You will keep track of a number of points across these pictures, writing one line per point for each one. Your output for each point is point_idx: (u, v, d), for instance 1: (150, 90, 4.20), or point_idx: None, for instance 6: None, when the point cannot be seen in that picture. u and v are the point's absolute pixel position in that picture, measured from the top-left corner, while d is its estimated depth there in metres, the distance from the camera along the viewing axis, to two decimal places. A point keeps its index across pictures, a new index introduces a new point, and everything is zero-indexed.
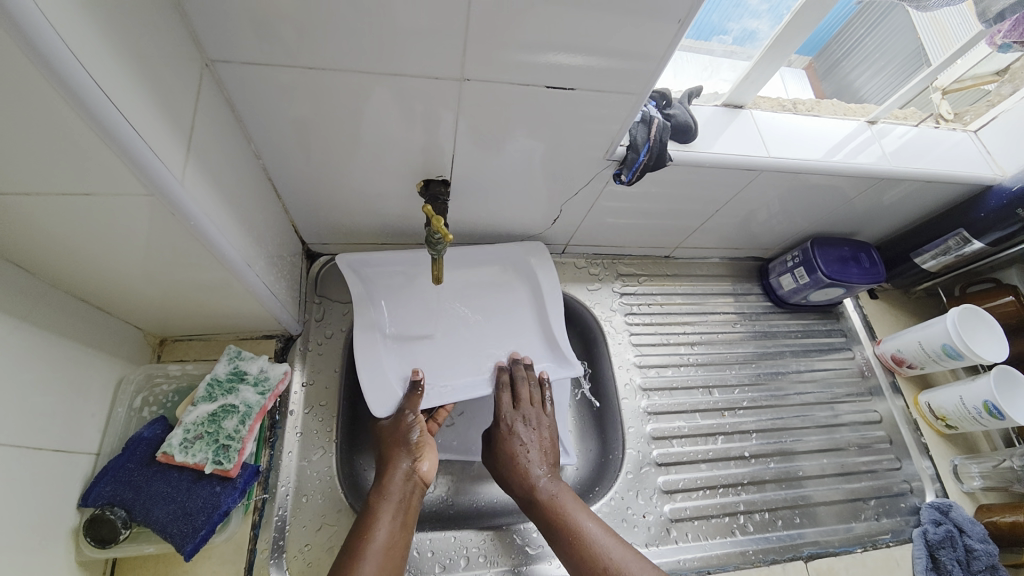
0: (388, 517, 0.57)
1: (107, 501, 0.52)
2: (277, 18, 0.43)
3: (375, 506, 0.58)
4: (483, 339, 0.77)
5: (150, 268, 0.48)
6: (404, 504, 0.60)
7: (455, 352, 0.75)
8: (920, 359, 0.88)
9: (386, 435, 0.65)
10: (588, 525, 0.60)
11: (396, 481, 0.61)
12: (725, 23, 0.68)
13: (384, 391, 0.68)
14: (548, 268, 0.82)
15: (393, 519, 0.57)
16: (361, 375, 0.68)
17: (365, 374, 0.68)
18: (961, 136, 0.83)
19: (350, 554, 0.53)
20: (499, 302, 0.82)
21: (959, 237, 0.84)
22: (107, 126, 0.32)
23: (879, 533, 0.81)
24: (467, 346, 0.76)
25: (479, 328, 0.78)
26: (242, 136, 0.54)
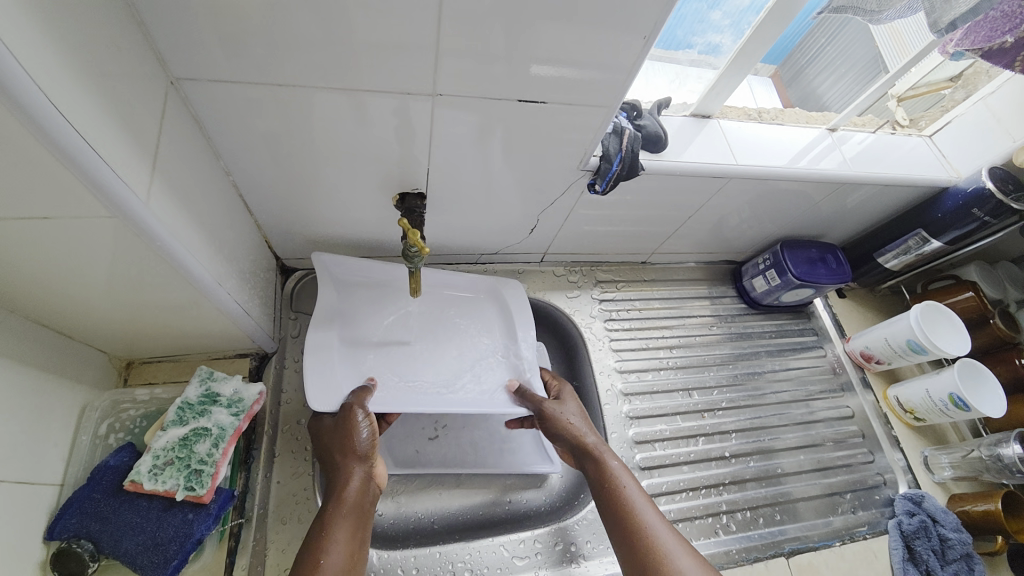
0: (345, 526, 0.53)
1: (73, 534, 0.50)
2: (244, 35, 0.42)
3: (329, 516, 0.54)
4: (443, 352, 0.75)
5: (116, 290, 0.47)
6: (361, 512, 0.56)
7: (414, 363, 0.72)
8: (888, 355, 0.91)
9: (331, 438, 0.59)
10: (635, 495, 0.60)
11: (351, 487, 0.57)
12: (689, 37, 0.70)
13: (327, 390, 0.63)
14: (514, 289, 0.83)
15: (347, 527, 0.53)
16: (307, 372, 0.64)
17: (312, 373, 0.64)
18: (917, 141, 0.87)
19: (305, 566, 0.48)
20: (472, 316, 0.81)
21: (918, 237, 0.87)
22: (63, 146, 0.31)
23: (856, 525, 0.84)
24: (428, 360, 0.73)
25: (442, 341, 0.76)
26: (211, 153, 0.53)
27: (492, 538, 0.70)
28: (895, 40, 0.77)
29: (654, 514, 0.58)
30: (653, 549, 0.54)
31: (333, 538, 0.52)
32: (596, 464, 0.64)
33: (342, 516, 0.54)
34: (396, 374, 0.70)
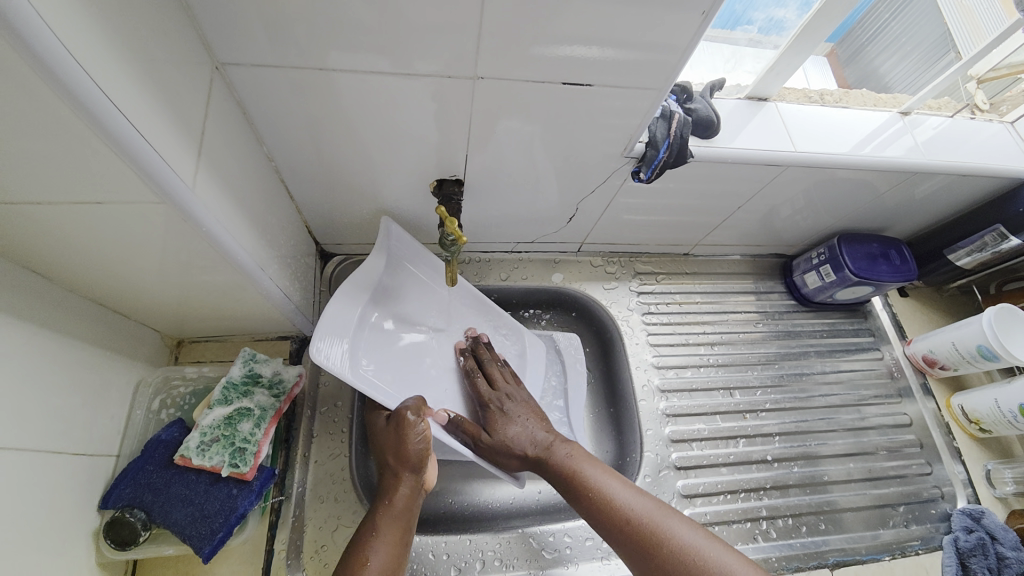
0: (391, 532, 0.54)
1: (127, 503, 0.53)
2: (287, 18, 0.42)
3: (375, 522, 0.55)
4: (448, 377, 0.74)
5: (167, 273, 0.48)
6: (409, 516, 0.57)
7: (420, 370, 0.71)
8: (953, 361, 0.85)
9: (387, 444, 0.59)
10: (603, 480, 0.60)
11: (401, 496, 0.58)
12: (750, 12, 0.64)
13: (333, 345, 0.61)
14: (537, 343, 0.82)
15: (394, 535, 0.54)
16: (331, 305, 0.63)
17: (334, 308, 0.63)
18: (998, 127, 0.78)
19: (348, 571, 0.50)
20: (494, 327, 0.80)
21: (996, 233, 0.79)
22: (114, 134, 0.32)
23: (908, 539, 0.79)
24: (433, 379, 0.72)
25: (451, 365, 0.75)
26: (254, 138, 0.53)
27: (522, 530, 0.70)
28: (968, 22, 0.72)
29: (634, 497, 0.57)
30: (630, 515, 0.56)
31: (379, 543, 0.53)
32: (561, 461, 0.63)
33: (388, 521, 0.55)
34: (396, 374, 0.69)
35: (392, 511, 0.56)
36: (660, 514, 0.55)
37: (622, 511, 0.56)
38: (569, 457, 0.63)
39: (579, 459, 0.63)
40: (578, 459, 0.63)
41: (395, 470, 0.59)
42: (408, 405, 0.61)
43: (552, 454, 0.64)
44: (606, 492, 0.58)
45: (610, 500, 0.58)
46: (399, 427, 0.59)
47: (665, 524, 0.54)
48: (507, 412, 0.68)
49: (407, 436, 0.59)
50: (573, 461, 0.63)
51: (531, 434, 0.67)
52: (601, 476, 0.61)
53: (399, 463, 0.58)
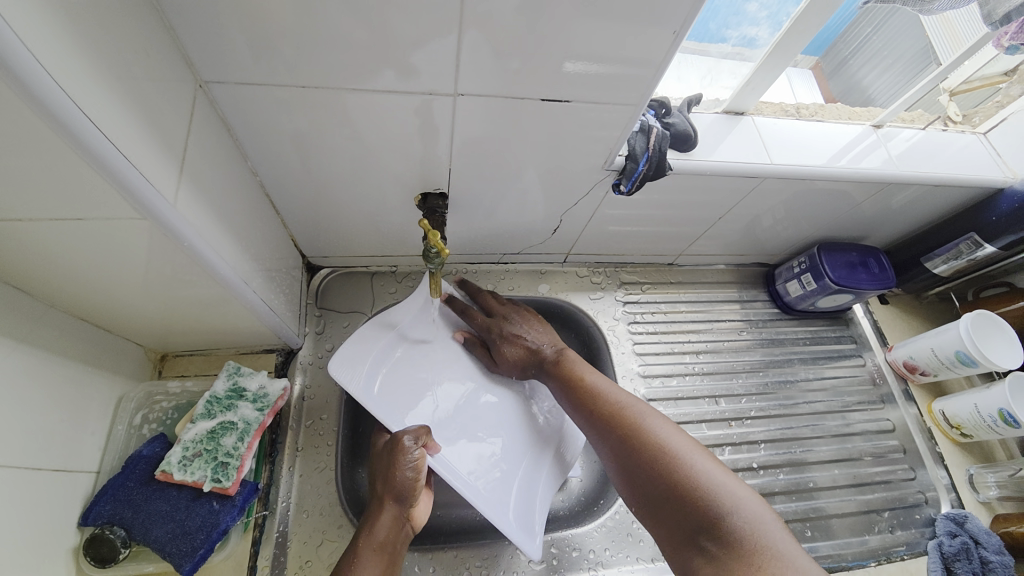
0: (373, 564, 0.54)
1: (107, 520, 0.53)
2: (270, 37, 0.43)
3: (356, 552, 0.55)
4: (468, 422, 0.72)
5: (150, 288, 0.48)
6: (394, 547, 0.57)
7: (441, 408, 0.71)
8: (933, 367, 0.86)
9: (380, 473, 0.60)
10: (591, 375, 0.66)
11: (384, 524, 0.57)
12: (723, 30, 0.67)
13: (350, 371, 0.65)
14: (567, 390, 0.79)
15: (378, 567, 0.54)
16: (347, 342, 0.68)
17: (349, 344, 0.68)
18: (970, 139, 0.81)
19: None
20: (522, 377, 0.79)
21: (970, 241, 0.81)
22: (94, 151, 0.32)
23: (894, 545, 0.80)
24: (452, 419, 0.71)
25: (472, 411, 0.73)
26: (239, 154, 0.54)
27: (509, 542, 0.70)
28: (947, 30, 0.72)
29: (625, 397, 0.63)
30: (610, 403, 0.62)
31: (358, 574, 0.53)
32: (551, 359, 0.70)
33: (372, 551, 0.55)
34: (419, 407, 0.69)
35: (372, 542, 0.56)
36: (642, 409, 0.61)
37: (610, 402, 0.62)
38: (564, 359, 0.69)
39: (573, 358, 0.70)
40: (571, 361, 0.69)
41: (381, 499, 0.59)
42: (409, 431, 0.62)
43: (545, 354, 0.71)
44: (598, 389, 0.64)
45: (602, 394, 0.63)
46: (394, 452, 0.60)
47: (648, 418, 0.59)
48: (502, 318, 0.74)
49: (398, 463, 0.59)
50: (564, 360, 0.69)
51: (532, 340, 0.72)
52: (594, 376, 0.66)
53: (389, 492, 0.59)
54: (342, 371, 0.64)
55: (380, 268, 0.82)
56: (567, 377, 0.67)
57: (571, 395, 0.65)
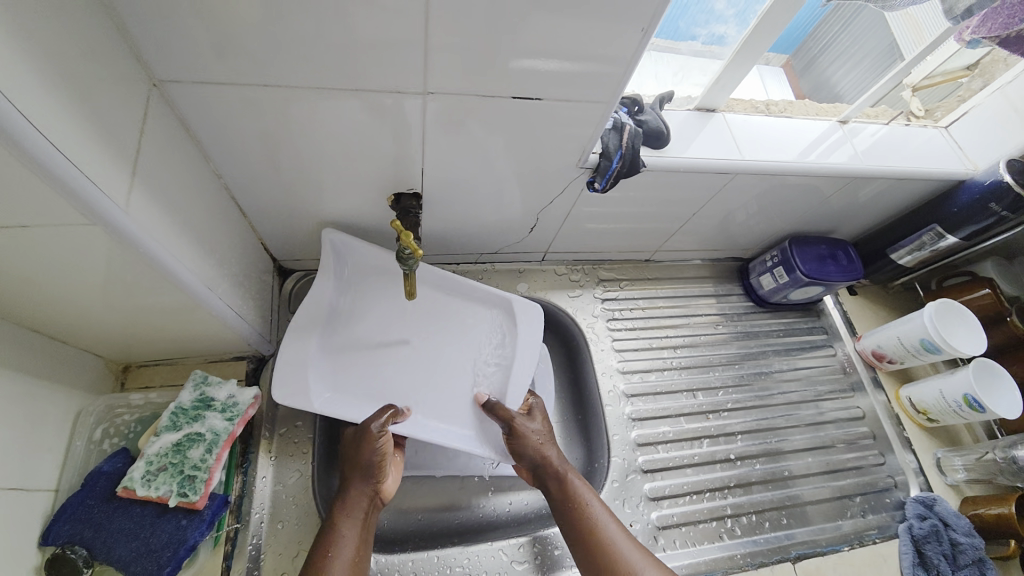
0: (353, 529, 0.56)
1: (67, 540, 0.50)
2: (228, 34, 0.41)
3: (333, 525, 0.56)
4: (422, 376, 0.71)
5: (106, 297, 0.46)
6: (368, 515, 0.58)
7: (392, 369, 0.71)
8: (899, 354, 0.89)
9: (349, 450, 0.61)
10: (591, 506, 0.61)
11: (359, 500, 0.58)
12: (693, 28, 0.68)
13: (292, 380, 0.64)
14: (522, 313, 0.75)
15: (356, 533, 0.56)
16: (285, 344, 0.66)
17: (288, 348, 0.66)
18: (932, 132, 0.84)
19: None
20: (469, 322, 0.77)
21: (933, 233, 0.84)
22: (34, 155, 0.30)
23: (866, 529, 0.82)
24: (404, 378, 0.71)
25: (426, 366, 0.72)
26: (199, 156, 0.52)
27: (491, 542, 0.69)
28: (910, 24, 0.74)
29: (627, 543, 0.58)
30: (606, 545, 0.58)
31: (340, 544, 0.54)
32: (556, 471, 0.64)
33: (348, 519, 0.57)
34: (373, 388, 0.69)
35: (346, 513, 0.57)
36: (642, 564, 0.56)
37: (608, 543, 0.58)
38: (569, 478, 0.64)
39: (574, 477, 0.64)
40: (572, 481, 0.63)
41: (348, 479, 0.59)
42: (374, 417, 0.62)
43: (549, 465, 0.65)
44: (600, 528, 0.59)
45: (603, 536, 0.58)
46: (363, 439, 0.60)
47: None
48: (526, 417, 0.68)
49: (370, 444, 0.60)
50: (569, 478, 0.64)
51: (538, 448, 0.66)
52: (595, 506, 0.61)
53: (357, 467, 0.60)
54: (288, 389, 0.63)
55: None
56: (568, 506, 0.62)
57: (572, 529, 0.60)
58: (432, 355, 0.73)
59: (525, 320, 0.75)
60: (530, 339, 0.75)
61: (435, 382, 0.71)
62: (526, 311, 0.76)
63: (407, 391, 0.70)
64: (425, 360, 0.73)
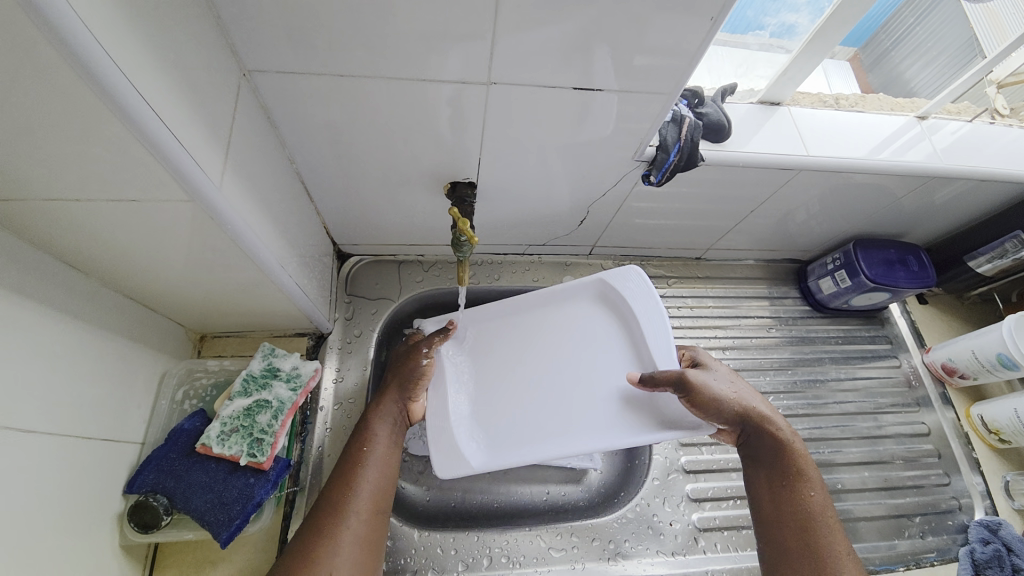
0: (386, 429, 0.62)
1: (150, 489, 0.56)
2: (310, 24, 0.43)
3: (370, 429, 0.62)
4: (561, 379, 0.70)
5: (193, 270, 0.51)
6: (399, 422, 0.64)
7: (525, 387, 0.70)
8: (973, 369, 0.83)
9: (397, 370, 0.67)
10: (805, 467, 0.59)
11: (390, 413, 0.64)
12: (761, 18, 0.65)
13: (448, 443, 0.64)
14: (627, 291, 0.71)
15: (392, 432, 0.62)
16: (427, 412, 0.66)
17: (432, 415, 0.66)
18: (1019, 132, 0.77)
19: (346, 477, 0.57)
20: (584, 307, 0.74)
21: (1016, 240, 0.78)
22: (152, 138, 0.34)
23: (924, 551, 0.77)
24: (538, 388, 0.70)
25: (561, 370, 0.71)
26: (277, 143, 0.56)
27: (530, 528, 0.70)
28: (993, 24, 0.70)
29: (841, 538, 0.55)
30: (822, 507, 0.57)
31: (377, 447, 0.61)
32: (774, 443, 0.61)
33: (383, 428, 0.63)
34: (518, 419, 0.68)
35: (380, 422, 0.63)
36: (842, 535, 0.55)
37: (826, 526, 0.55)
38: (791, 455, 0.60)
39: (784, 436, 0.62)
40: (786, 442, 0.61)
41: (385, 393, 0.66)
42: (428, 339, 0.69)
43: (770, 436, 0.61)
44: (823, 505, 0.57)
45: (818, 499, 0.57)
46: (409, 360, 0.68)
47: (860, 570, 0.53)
48: (733, 382, 0.64)
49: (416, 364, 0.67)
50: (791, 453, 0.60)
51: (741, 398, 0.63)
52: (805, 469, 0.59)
53: (398, 379, 0.67)
54: (450, 468, 0.63)
55: (407, 257, 0.84)
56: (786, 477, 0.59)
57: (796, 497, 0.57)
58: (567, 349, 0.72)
59: (626, 288, 0.71)
60: (641, 304, 0.70)
61: (576, 381, 0.70)
62: (622, 279, 0.72)
63: (551, 404, 0.68)
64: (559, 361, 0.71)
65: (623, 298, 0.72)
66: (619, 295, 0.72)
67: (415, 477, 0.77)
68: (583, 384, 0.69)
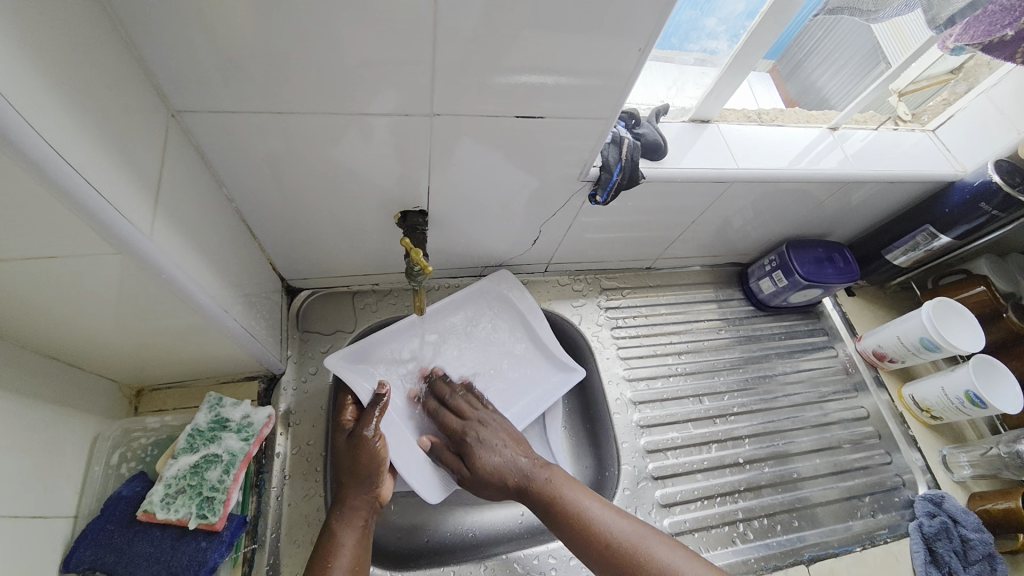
0: (353, 535, 0.58)
1: (88, 566, 0.50)
2: (243, 61, 0.42)
3: (336, 531, 0.58)
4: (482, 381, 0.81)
5: (126, 323, 0.47)
6: (368, 522, 0.60)
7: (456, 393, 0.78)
8: (900, 353, 0.90)
9: (349, 461, 0.62)
10: (576, 495, 0.63)
11: (355, 509, 0.60)
12: (685, 44, 0.71)
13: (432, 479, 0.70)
14: (511, 292, 0.84)
15: (364, 529, 0.59)
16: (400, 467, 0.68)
17: (404, 466, 0.69)
18: (919, 136, 0.86)
19: None
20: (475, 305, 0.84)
21: (926, 233, 0.86)
22: (71, 191, 0.32)
23: (877, 528, 0.83)
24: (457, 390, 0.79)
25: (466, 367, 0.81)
26: (214, 182, 0.53)
27: (505, 556, 0.69)
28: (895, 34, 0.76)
29: (626, 523, 0.61)
30: (595, 522, 0.60)
31: (342, 550, 0.57)
32: (543, 488, 0.65)
33: (346, 526, 0.59)
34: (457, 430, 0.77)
35: (344, 521, 0.59)
36: (641, 535, 0.60)
37: (618, 538, 0.59)
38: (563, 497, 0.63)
39: (553, 482, 0.65)
40: (558, 482, 0.65)
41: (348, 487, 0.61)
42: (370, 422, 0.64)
43: (535, 487, 0.65)
44: (594, 517, 0.61)
45: (585, 516, 0.61)
46: (360, 449, 0.62)
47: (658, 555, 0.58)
48: (496, 446, 0.69)
49: (372, 452, 0.62)
50: (556, 490, 0.64)
51: (505, 456, 0.68)
52: (569, 492, 0.64)
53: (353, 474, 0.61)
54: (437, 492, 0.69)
55: (361, 287, 0.82)
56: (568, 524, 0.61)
57: (567, 530, 0.61)
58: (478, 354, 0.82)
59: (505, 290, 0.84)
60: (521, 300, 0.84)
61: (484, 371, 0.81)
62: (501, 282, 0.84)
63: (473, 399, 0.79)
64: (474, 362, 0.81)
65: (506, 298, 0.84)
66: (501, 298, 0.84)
67: (384, 516, 0.74)
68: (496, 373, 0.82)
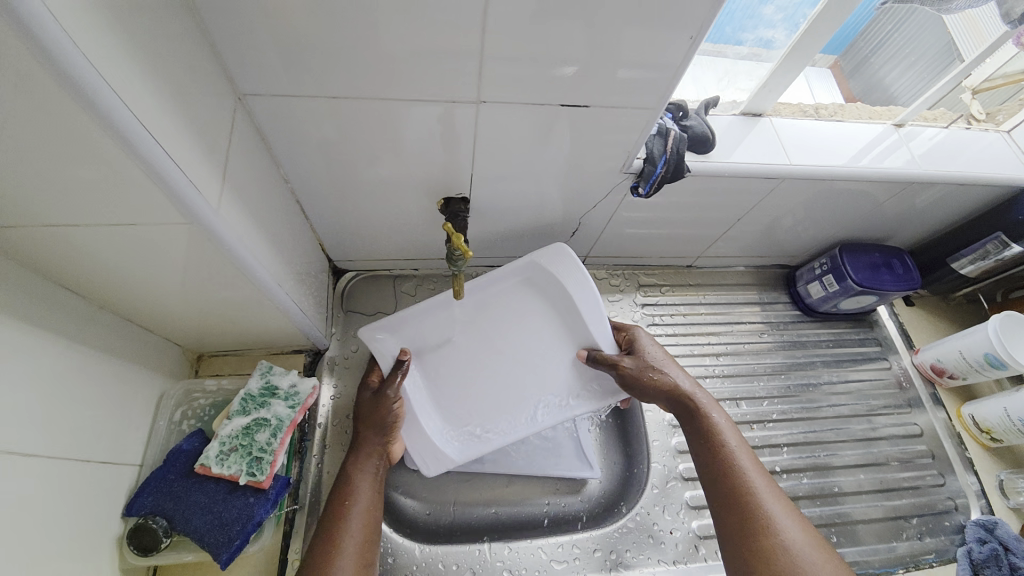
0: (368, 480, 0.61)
1: (150, 511, 0.56)
2: (304, 48, 0.45)
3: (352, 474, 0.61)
4: (505, 361, 0.71)
5: (189, 291, 0.51)
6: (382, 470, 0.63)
7: (475, 370, 0.71)
8: (962, 369, 0.84)
9: (368, 416, 0.64)
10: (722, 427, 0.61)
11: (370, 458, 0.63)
12: (739, 34, 0.68)
13: (433, 458, 0.67)
14: (560, 271, 0.70)
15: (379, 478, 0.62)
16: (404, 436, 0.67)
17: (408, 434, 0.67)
18: (994, 136, 0.80)
19: (331, 522, 0.57)
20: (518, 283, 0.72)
21: (998, 241, 0.79)
22: (153, 165, 0.35)
23: (923, 553, 0.78)
24: (491, 372, 0.71)
25: (502, 348, 0.72)
26: (273, 163, 0.57)
27: (532, 540, 0.71)
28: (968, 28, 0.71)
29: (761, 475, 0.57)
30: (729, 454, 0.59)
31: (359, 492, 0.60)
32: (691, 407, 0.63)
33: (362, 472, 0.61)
34: (482, 412, 0.70)
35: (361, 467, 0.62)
36: (768, 489, 0.56)
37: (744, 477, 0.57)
38: (721, 434, 0.60)
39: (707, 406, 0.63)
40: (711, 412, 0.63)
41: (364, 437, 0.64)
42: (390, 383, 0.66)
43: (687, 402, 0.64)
44: (729, 453, 0.59)
45: (724, 444, 0.60)
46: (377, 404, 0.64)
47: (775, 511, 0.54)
48: (667, 363, 0.67)
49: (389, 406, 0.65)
50: (706, 416, 0.62)
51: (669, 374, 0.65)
52: (716, 421, 0.62)
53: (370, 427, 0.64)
54: (434, 467, 0.67)
55: (403, 271, 0.85)
56: (709, 455, 0.60)
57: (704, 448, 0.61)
58: (504, 330, 0.72)
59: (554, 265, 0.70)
60: (569, 281, 0.70)
61: (522, 357, 0.71)
62: (551, 257, 0.70)
63: (504, 384, 0.71)
64: (499, 339, 0.72)
65: (552, 277, 0.70)
66: (549, 277, 0.71)
67: (414, 494, 0.77)
68: (533, 362, 0.71)
